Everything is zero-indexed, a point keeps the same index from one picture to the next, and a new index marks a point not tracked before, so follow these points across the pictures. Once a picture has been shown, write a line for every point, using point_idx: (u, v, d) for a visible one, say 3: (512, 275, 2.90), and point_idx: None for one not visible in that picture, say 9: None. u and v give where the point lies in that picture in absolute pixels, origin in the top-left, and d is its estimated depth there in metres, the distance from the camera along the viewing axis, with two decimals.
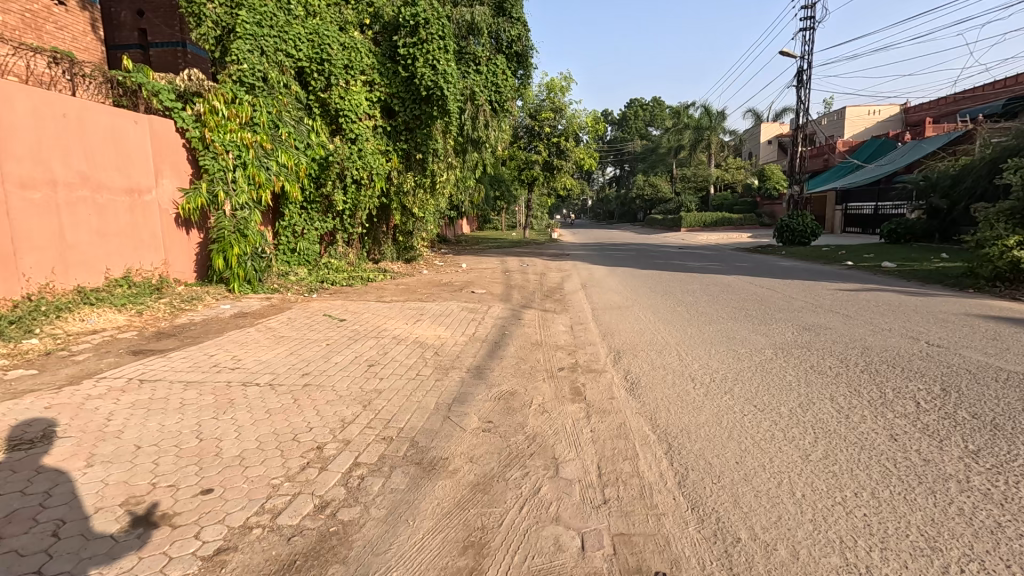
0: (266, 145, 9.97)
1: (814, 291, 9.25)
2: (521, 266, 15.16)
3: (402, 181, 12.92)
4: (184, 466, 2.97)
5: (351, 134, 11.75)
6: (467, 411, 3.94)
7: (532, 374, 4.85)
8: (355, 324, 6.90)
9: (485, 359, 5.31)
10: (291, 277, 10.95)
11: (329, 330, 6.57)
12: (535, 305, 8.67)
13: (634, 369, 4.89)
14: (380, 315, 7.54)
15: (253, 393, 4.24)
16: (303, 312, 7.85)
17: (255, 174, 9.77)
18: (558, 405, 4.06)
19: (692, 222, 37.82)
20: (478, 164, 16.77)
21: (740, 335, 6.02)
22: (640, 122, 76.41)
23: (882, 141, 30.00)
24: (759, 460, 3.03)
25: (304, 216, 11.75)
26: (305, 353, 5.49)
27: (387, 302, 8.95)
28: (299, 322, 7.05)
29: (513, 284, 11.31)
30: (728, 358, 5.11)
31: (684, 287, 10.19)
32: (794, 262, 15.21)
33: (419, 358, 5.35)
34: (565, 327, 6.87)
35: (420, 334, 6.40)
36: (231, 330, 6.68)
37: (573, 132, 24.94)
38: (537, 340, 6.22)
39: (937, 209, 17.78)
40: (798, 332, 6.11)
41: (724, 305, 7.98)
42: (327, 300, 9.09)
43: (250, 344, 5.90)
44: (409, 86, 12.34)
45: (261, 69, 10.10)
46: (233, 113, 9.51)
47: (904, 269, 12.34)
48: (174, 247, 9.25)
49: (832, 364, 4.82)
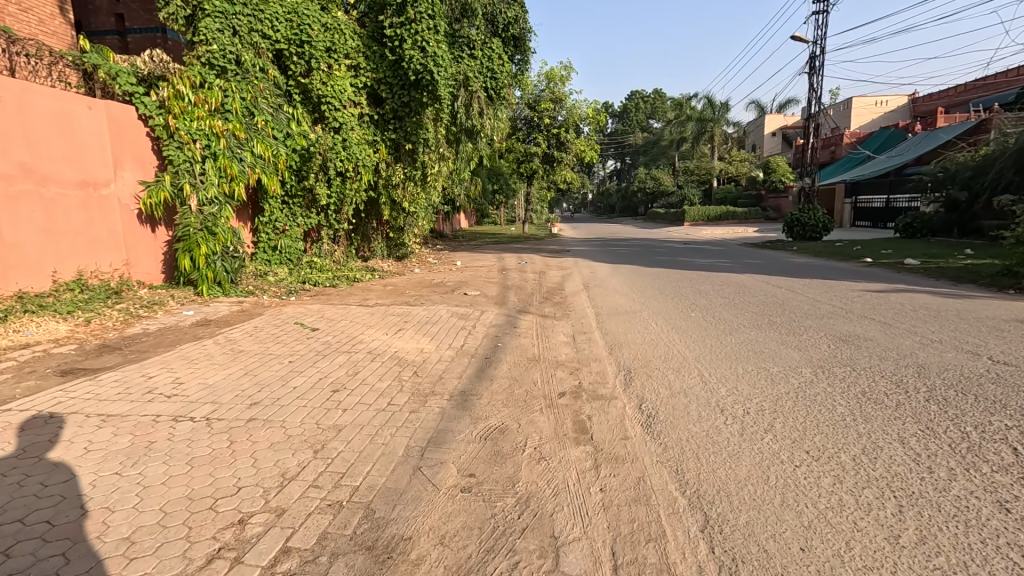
0: (239, 133, 9.14)
1: (838, 292, 8.43)
2: (519, 263, 14.33)
3: (391, 173, 12.06)
4: (43, 559, 2.17)
5: (335, 122, 10.92)
6: (445, 459, 3.13)
7: (528, 402, 4.05)
8: (328, 335, 6.07)
9: (472, 381, 4.50)
10: (269, 277, 10.16)
11: (297, 342, 5.76)
12: (533, 310, 7.85)
13: (649, 395, 4.08)
14: (358, 323, 6.72)
15: (183, 432, 3.43)
16: (274, 319, 7.03)
17: (226, 165, 8.93)
18: (559, 450, 3.26)
19: (695, 216, 36.94)
20: (474, 156, 15.90)
21: (769, 349, 5.21)
22: (641, 116, 75.37)
23: (892, 132, 29.07)
24: (832, 546, 2.24)
25: (286, 211, 11.00)
26: (261, 373, 4.67)
27: (370, 306, 8.12)
28: (265, 332, 6.24)
29: (510, 284, 10.49)
30: (760, 380, 4.30)
31: (694, 287, 9.37)
32: (809, 259, 14.34)
33: (394, 380, 4.53)
34: (566, 338, 6.06)
35: (400, 347, 5.58)
36: (186, 342, 5.87)
37: (573, 123, 24.04)
38: (534, 353, 5.42)
39: (956, 202, 16.93)
40: (835, 345, 5.31)
41: (743, 310, 7.17)
42: (304, 304, 8.27)
43: (202, 361, 5.08)
44: (397, 71, 11.46)
45: (233, 50, 9.30)
46: (200, 98, 8.67)
47: (929, 266, 11.49)
48: (138, 245, 8.43)
49: (888, 390, 4.01)
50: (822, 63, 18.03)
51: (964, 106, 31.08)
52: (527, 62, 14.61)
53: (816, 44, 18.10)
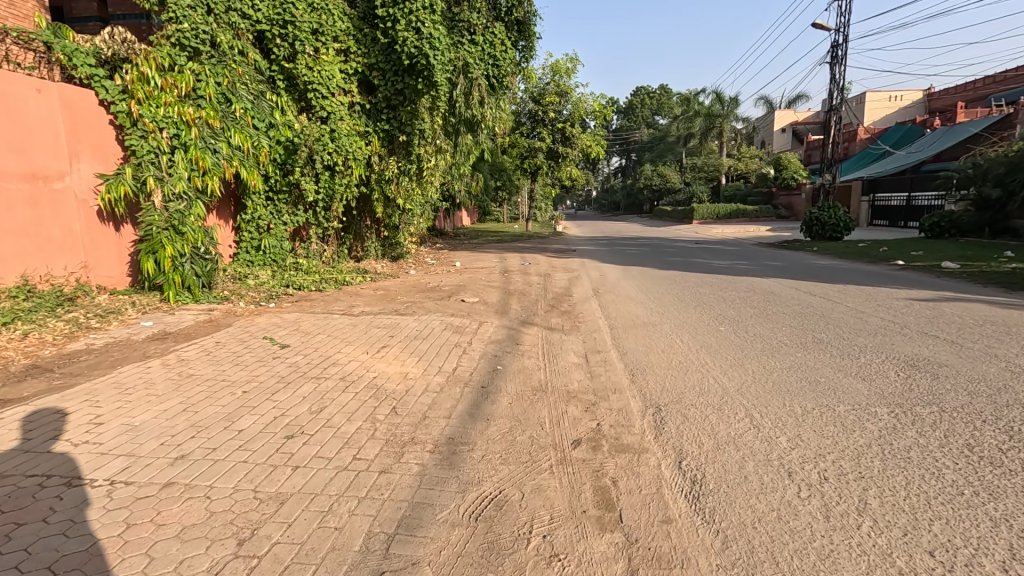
0: (212, 122, 8.27)
1: (881, 302, 7.51)
2: (522, 264, 13.38)
3: (384, 167, 11.04)
4: None
5: (322, 111, 10.04)
6: (418, 559, 2.24)
7: (534, 458, 3.15)
8: (298, 355, 5.18)
9: (463, 424, 3.59)
10: (249, 280, 9.28)
11: (260, 364, 4.87)
12: (537, 321, 6.94)
13: (689, 449, 3.18)
14: (336, 338, 5.82)
15: (68, 507, 2.55)
16: (241, 332, 6.12)
17: (198, 157, 8.03)
18: (578, 541, 2.37)
19: (704, 213, 35.92)
20: (474, 150, 14.97)
21: (827, 380, 4.29)
22: (646, 112, 74.41)
23: (911, 127, 27.94)
24: None
25: (270, 208, 10.19)
26: (203, 411, 3.78)
27: (354, 316, 7.23)
28: (227, 349, 5.35)
29: (512, 288, 9.57)
30: (831, 428, 3.39)
31: (717, 294, 8.44)
32: (834, 261, 13.32)
33: (366, 421, 3.62)
34: (578, 359, 5.14)
35: (381, 372, 4.67)
36: (129, 362, 4.97)
37: (579, 117, 23.11)
38: (541, 380, 4.52)
39: (987, 200, 15.93)
40: (905, 373, 4.39)
41: (780, 324, 6.25)
42: (281, 313, 7.37)
43: (138, 391, 4.18)
44: (390, 55, 10.53)
45: (206, 30, 8.44)
46: (168, 82, 7.79)
47: (970, 270, 10.53)
48: (100, 246, 7.55)
49: (1003, 445, 3.08)
50: (844, 52, 17.01)
51: (985, 100, 29.94)
52: (531, 48, 13.64)
53: (838, 32, 17.10)
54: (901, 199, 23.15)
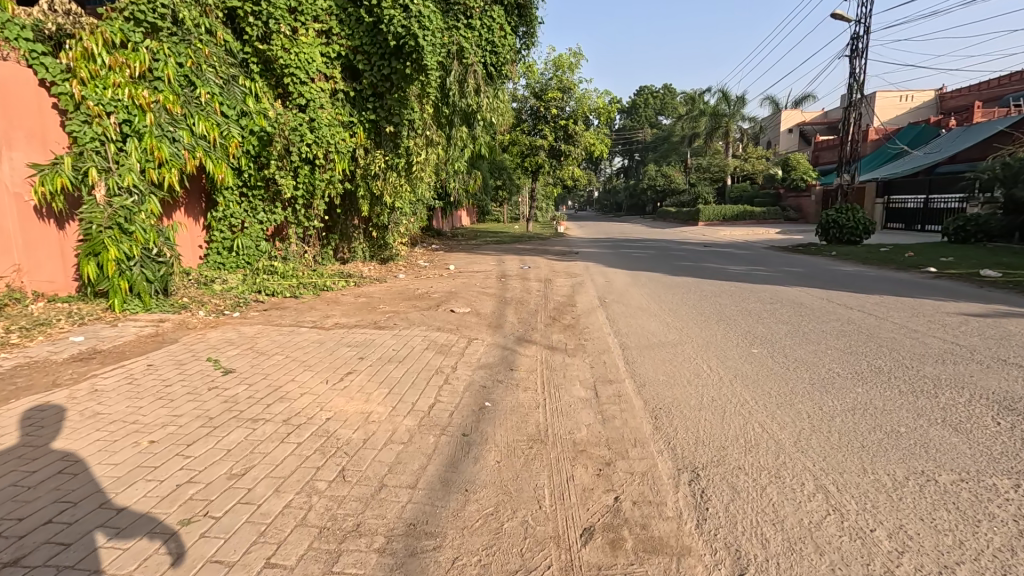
0: (172, 107, 7.34)
1: (933, 318, 6.53)
2: (522, 268, 12.42)
3: (370, 162, 10.10)
4: None
5: (301, 98, 9.10)
6: None
7: (526, 565, 2.19)
8: (241, 384, 4.21)
9: (432, 500, 2.63)
10: (216, 285, 8.36)
11: (188, 399, 3.89)
12: (536, 337, 5.97)
13: (750, 553, 2.21)
14: (294, 361, 4.84)
15: None
16: (183, 351, 5.13)
17: (153, 146, 7.08)
18: None
19: (710, 214, 34.99)
20: (471, 144, 14.02)
21: (911, 430, 3.31)
22: (650, 112, 73.39)
23: (925, 127, 26.98)
24: None
25: (244, 206, 9.32)
26: (84, 474, 2.81)
27: (324, 330, 6.25)
28: (155, 376, 4.37)
29: (509, 296, 8.61)
30: (946, 517, 2.41)
31: (740, 305, 7.47)
32: (858, 267, 12.36)
33: (299, 495, 2.65)
34: (586, 392, 4.17)
35: (336, 412, 3.70)
36: (26, 394, 3.99)
37: (583, 114, 22.13)
38: (539, 425, 3.56)
39: (1017, 204, 14.98)
40: (1009, 421, 3.40)
41: (824, 346, 5.29)
42: (241, 326, 6.39)
43: (13, 441, 3.21)
44: (375, 36, 9.50)
45: (166, 4, 7.47)
46: (117, 60, 6.81)
47: (1013, 279, 9.60)
48: (38, 246, 6.57)
49: None
50: (866, 44, 16.01)
51: (1002, 101, 28.99)
52: (533, 35, 12.68)
53: (860, 23, 16.10)
54: (918, 200, 22.23)
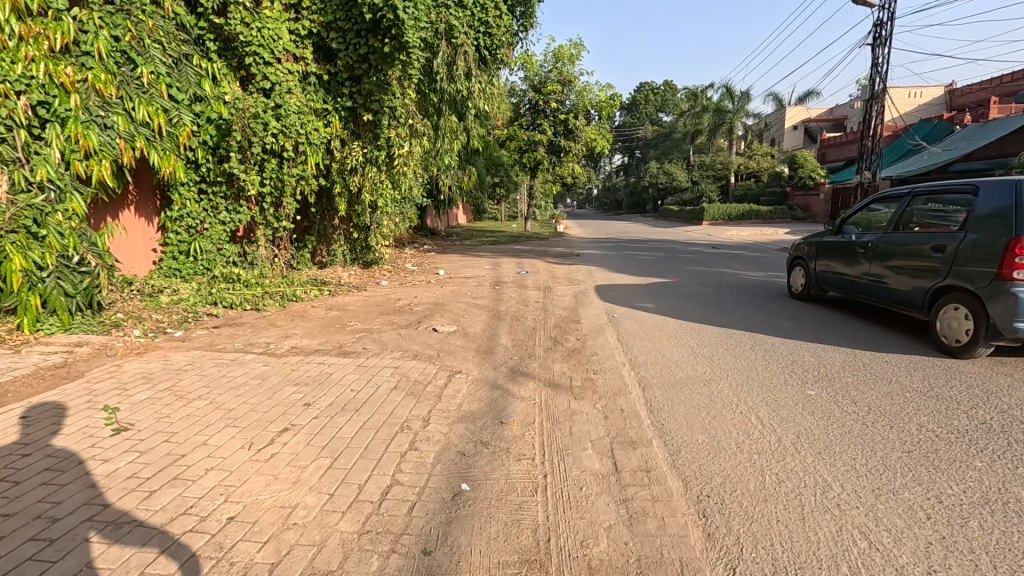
0: (104, 88, 6.14)
1: None
2: (519, 273, 11.31)
3: (346, 155, 8.98)
4: None
5: (265, 81, 7.95)
6: None
7: None
8: (130, 451, 3.07)
9: None
10: (164, 296, 7.23)
11: (39, 481, 2.74)
12: (534, 367, 4.87)
13: None
14: (216, 409, 3.69)
15: None
16: (79, 393, 3.99)
17: (78, 134, 5.88)
18: None
19: (715, 214, 33.84)
20: (462, 137, 12.85)
21: None
22: (651, 108, 71.98)
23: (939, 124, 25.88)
24: None
25: (203, 204, 8.21)
26: None
27: (275, 357, 5.11)
28: (15, 438, 3.23)
29: (504, 309, 7.50)
30: None
31: (773, 323, 6.36)
32: None
33: None
34: (600, 462, 3.06)
35: (246, 505, 2.57)
36: None
37: (584, 108, 20.96)
38: (537, 530, 2.43)
39: None
40: None
41: (898, 385, 4.18)
42: (174, 352, 5.23)
43: None
44: (350, 9, 8.34)
45: None
46: (31, 30, 5.53)
47: None
48: None
49: None
50: (889, 31, 14.88)
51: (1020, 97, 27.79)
52: (531, 17, 11.52)
53: (883, 9, 14.98)
54: None
